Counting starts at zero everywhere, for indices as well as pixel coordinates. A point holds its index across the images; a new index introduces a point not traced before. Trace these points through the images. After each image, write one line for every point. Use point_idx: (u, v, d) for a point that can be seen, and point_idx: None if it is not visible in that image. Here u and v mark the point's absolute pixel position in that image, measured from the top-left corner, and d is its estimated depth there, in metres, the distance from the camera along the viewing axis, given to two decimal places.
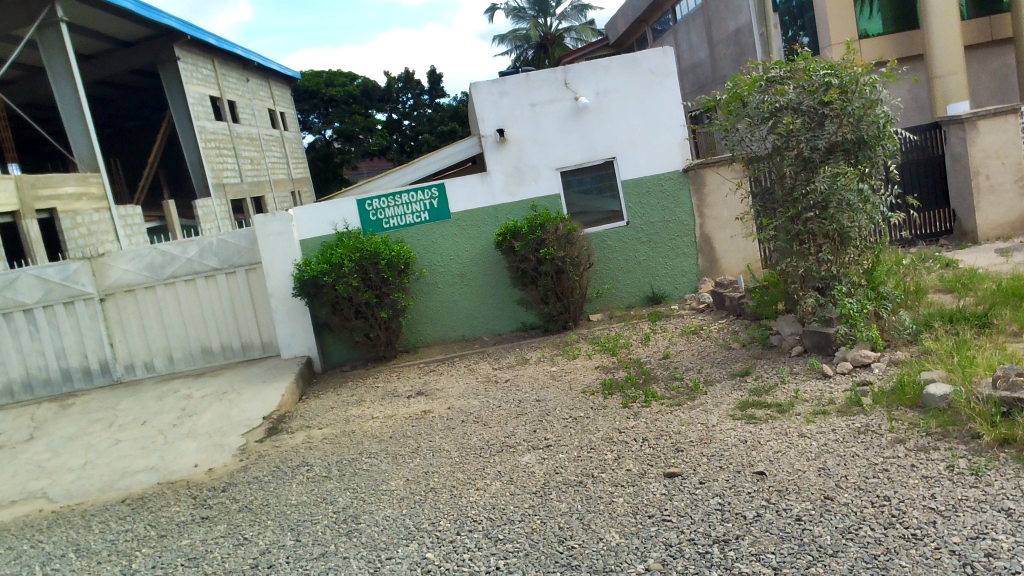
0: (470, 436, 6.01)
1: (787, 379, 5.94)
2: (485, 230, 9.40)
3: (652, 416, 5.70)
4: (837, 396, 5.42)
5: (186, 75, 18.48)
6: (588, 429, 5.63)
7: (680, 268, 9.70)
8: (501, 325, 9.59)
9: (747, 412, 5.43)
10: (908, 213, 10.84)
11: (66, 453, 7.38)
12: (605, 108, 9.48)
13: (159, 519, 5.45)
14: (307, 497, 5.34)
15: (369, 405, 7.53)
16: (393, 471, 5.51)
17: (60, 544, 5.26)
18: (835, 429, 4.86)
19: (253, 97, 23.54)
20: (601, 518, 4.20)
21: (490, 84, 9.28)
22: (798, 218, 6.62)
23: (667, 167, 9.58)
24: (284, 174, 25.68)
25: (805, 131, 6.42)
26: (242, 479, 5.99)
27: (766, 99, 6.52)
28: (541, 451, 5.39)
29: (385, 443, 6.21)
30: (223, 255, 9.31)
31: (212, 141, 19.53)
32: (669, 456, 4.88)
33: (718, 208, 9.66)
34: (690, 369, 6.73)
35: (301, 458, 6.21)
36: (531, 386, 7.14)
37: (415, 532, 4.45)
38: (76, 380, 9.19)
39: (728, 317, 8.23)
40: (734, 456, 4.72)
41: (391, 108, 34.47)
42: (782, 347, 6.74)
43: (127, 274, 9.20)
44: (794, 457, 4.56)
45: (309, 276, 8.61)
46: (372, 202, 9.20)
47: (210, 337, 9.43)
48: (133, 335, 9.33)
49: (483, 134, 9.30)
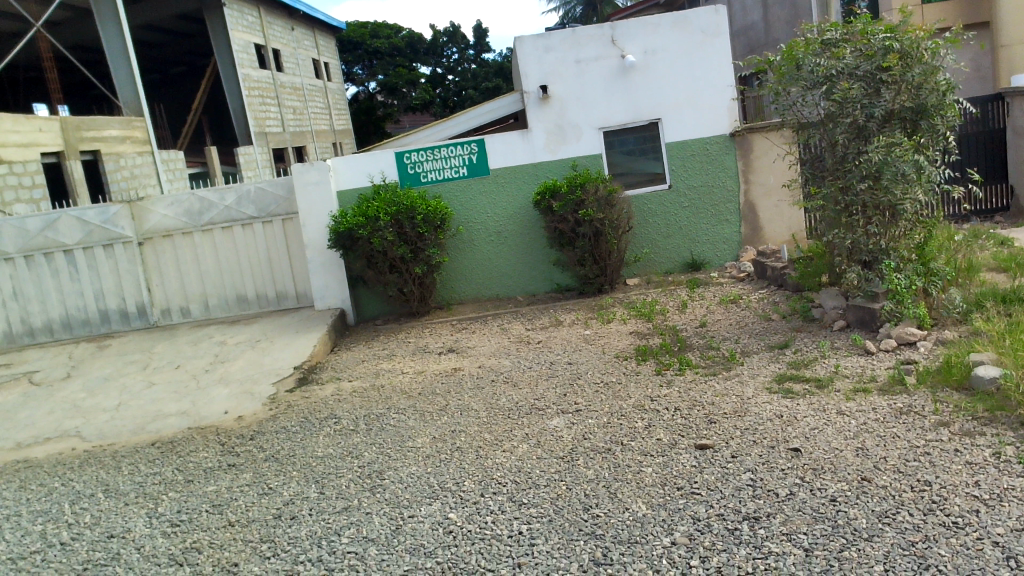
0: (500, 396, 5.94)
1: (828, 354, 5.76)
2: (523, 188, 9.24)
3: (686, 385, 5.57)
4: (879, 373, 5.24)
5: (232, 22, 18.42)
6: (620, 396, 5.52)
7: (722, 235, 9.47)
8: (536, 285, 9.47)
9: (784, 386, 5.28)
10: (967, 188, 10.42)
11: (101, 393, 7.47)
12: (652, 67, 9.21)
13: (187, 464, 5.48)
14: (333, 449, 5.32)
15: (400, 360, 7.50)
16: (420, 428, 5.46)
17: (90, 483, 5.31)
18: (876, 408, 4.70)
19: (298, 47, 23.43)
20: (628, 488, 4.11)
21: (535, 39, 9.06)
22: (847, 188, 6.38)
23: (714, 131, 9.32)
24: (326, 125, 25.60)
25: (861, 97, 6.15)
26: (271, 428, 5.99)
27: (821, 62, 6.25)
28: (570, 416, 5.29)
29: (414, 399, 6.17)
30: (260, 203, 9.29)
31: (255, 89, 19.51)
32: (702, 428, 4.75)
33: (764, 174, 9.39)
34: (727, 338, 6.57)
35: (329, 410, 6.20)
36: (564, 349, 7.04)
37: (439, 491, 4.41)
38: (114, 322, 9.29)
39: (769, 288, 8.02)
40: (769, 431, 4.58)
41: (435, 62, 34.14)
42: (824, 320, 6.54)
43: (165, 219, 9.23)
44: (831, 435, 4.42)
45: (345, 229, 8.54)
46: (411, 155, 9.09)
47: (246, 285, 9.45)
48: (170, 280, 9.39)
49: (526, 90, 9.11)
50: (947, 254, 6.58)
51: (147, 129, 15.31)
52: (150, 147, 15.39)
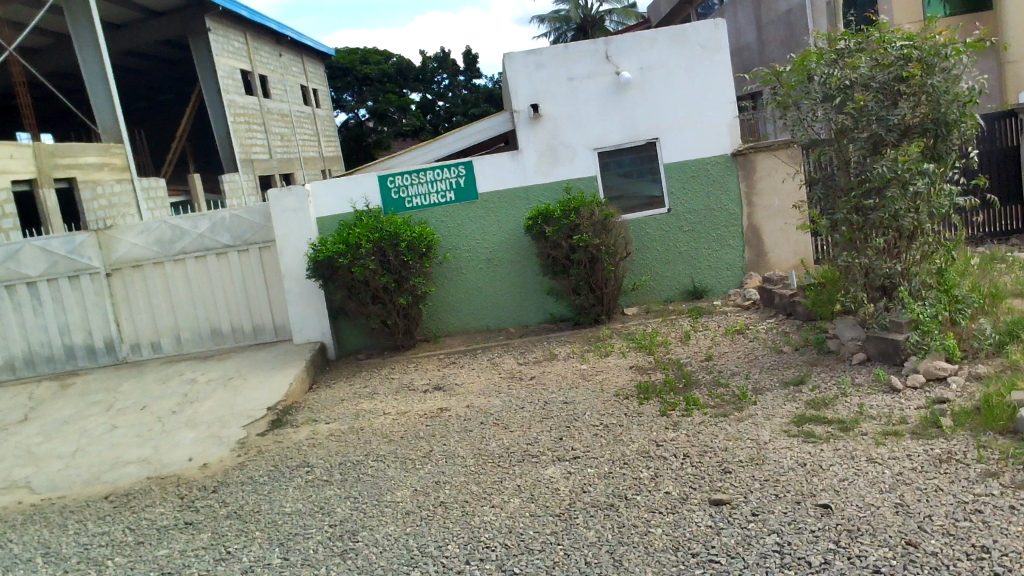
0: (489, 441, 5.39)
1: (850, 392, 5.23)
2: (514, 213, 8.75)
3: (694, 428, 5.03)
4: (909, 415, 4.71)
5: (218, 47, 18.02)
6: (622, 441, 4.98)
7: (724, 261, 8.98)
8: (528, 316, 8.95)
9: (804, 428, 4.75)
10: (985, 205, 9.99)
11: (58, 437, 6.89)
12: (649, 84, 8.77)
13: (139, 521, 4.91)
14: (302, 505, 4.76)
15: (383, 398, 6.95)
16: (401, 479, 4.91)
17: (30, 545, 4.74)
18: (911, 456, 4.18)
19: (286, 73, 23.03)
20: (635, 554, 3.57)
21: (526, 54, 8.64)
22: (862, 209, 5.89)
23: (715, 151, 8.86)
24: (315, 152, 25.16)
25: (877, 110, 5.70)
26: (236, 479, 5.42)
27: (834, 72, 5.78)
28: (567, 464, 4.75)
29: (396, 445, 5.61)
30: (236, 231, 8.78)
31: (241, 116, 19.06)
32: (715, 479, 4.22)
33: (769, 196, 8.92)
34: (736, 373, 6.03)
35: (302, 458, 5.63)
36: (559, 386, 6.50)
37: (418, 557, 3.86)
38: (80, 359, 8.73)
39: (777, 317, 7.51)
40: (792, 482, 4.05)
41: (426, 88, 33.75)
42: (841, 353, 6.00)
43: (134, 248, 8.71)
44: (864, 488, 3.89)
45: (324, 257, 8.03)
46: (395, 178, 8.60)
47: (220, 318, 8.91)
48: (140, 313, 8.84)
49: (516, 109, 8.66)
50: (972, 281, 6.09)
51: (126, 156, 14.86)
52: (130, 175, 14.91)
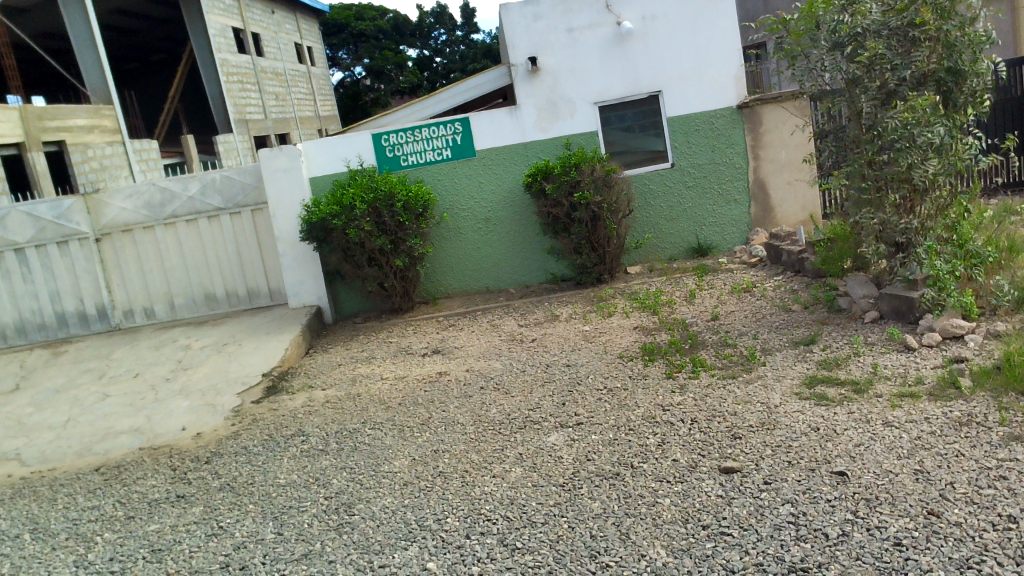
0: (489, 407, 5.22)
1: (863, 351, 5.04)
2: (513, 170, 8.50)
3: (702, 391, 4.85)
4: (926, 375, 4.53)
5: (207, 4, 17.55)
6: (627, 405, 4.80)
7: (729, 217, 8.74)
8: (528, 276, 8.74)
9: (817, 391, 4.58)
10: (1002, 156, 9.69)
11: (49, 407, 6.74)
12: (651, 34, 8.45)
13: (130, 495, 4.75)
14: (297, 476, 4.60)
15: (381, 363, 6.78)
16: (399, 448, 4.75)
17: (17, 521, 4.59)
18: (929, 418, 4.00)
19: (279, 30, 22.55)
20: (643, 526, 3.42)
21: (523, 5, 8.32)
22: (875, 162, 5.63)
23: (720, 104, 8.57)
24: (311, 112, 24.75)
25: (891, 58, 5.39)
26: (230, 449, 5.26)
27: (844, 19, 5.49)
28: (570, 431, 4.58)
29: (393, 411, 5.44)
30: (227, 193, 8.53)
31: (234, 75, 18.66)
32: (724, 446, 4.05)
33: (776, 149, 8.65)
34: (743, 334, 5.84)
35: (297, 426, 5.48)
36: (561, 348, 6.32)
37: (417, 531, 3.70)
38: (72, 326, 8.55)
39: (785, 274, 7.30)
40: (805, 449, 3.89)
41: (423, 44, 33.11)
42: (851, 311, 5.80)
43: (123, 212, 8.48)
44: (881, 454, 3.72)
45: (318, 219, 7.80)
46: (389, 136, 8.34)
47: (214, 283, 8.71)
48: (132, 279, 8.64)
49: (514, 62, 8.37)
50: (988, 234, 5.86)
51: (117, 118, 14.54)
52: (121, 138, 14.61)
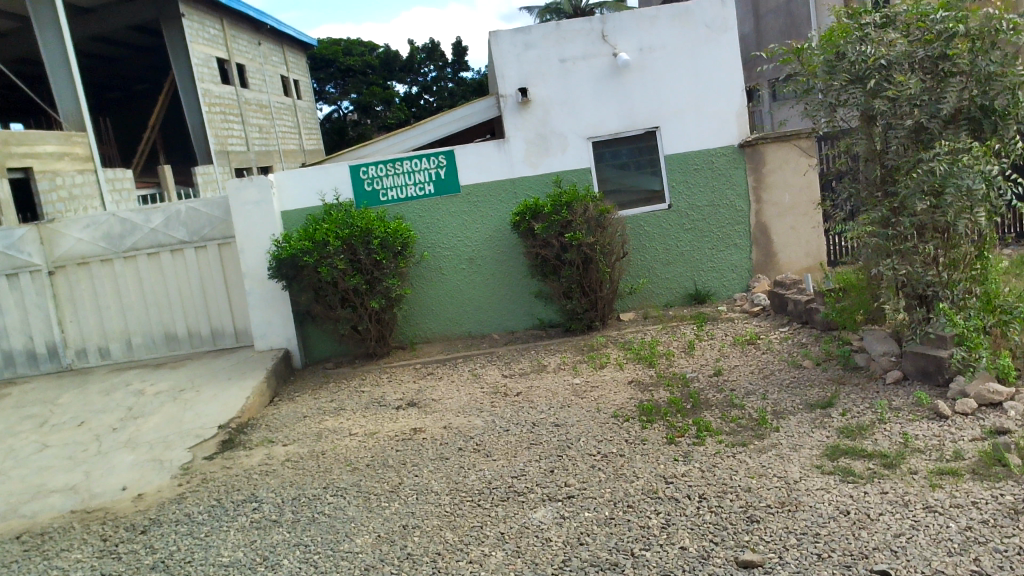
0: (469, 472, 4.61)
1: (889, 418, 4.50)
2: (499, 208, 7.98)
3: (708, 460, 4.29)
4: (965, 449, 3.98)
5: (191, 33, 17.03)
6: (624, 476, 4.22)
7: (728, 262, 8.25)
8: (514, 322, 8.18)
9: (841, 464, 4.01)
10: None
11: None
12: (648, 67, 8.02)
13: (48, 572, 4.10)
14: (243, 553, 3.97)
15: (351, 416, 6.17)
16: (362, 522, 4.13)
17: None
18: (980, 503, 3.44)
19: (264, 62, 22.11)
20: None
21: (513, 33, 7.88)
22: (899, 208, 5.13)
23: (720, 141, 8.13)
24: (294, 145, 24.28)
25: (921, 95, 4.89)
26: (171, 516, 4.62)
27: (867, 50, 4.99)
28: (559, 506, 3.99)
29: (360, 475, 4.83)
30: (192, 226, 7.98)
31: (217, 105, 18.19)
32: (740, 532, 3.47)
33: (779, 192, 8.19)
34: (752, 392, 5.29)
35: (251, 489, 4.85)
36: (549, 404, 5.74)
37: None
38: (19, 365, 7.90)
39: (791, 325, 6.77)
40: (836, 539, 3.31)
41: (411, 81, 32.68)
42: (871, 370, 5.27)
43: (79, 243, 7.89)
44: (928, 548, 3.15)
45: (288, 255, 7.23)
46: (368, 168, 7.82)
47: (175, 322, 8.10)
48: (87, 316, 8.01)
49: (502, 93, 7.90)
50: (1017, 288, 5.36)
51: (89, 145, 13.95)
52: (94, 166, 14.02)
